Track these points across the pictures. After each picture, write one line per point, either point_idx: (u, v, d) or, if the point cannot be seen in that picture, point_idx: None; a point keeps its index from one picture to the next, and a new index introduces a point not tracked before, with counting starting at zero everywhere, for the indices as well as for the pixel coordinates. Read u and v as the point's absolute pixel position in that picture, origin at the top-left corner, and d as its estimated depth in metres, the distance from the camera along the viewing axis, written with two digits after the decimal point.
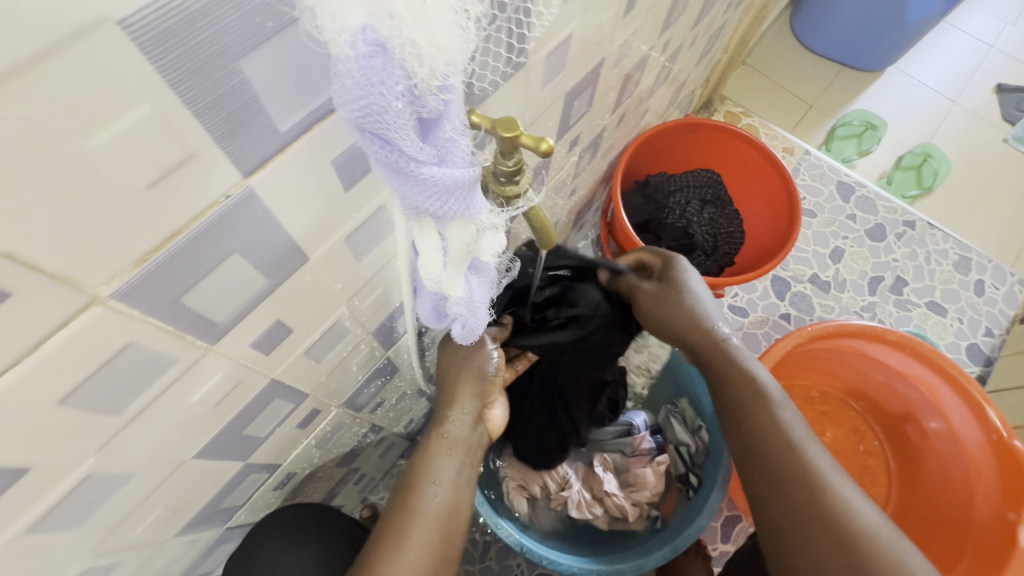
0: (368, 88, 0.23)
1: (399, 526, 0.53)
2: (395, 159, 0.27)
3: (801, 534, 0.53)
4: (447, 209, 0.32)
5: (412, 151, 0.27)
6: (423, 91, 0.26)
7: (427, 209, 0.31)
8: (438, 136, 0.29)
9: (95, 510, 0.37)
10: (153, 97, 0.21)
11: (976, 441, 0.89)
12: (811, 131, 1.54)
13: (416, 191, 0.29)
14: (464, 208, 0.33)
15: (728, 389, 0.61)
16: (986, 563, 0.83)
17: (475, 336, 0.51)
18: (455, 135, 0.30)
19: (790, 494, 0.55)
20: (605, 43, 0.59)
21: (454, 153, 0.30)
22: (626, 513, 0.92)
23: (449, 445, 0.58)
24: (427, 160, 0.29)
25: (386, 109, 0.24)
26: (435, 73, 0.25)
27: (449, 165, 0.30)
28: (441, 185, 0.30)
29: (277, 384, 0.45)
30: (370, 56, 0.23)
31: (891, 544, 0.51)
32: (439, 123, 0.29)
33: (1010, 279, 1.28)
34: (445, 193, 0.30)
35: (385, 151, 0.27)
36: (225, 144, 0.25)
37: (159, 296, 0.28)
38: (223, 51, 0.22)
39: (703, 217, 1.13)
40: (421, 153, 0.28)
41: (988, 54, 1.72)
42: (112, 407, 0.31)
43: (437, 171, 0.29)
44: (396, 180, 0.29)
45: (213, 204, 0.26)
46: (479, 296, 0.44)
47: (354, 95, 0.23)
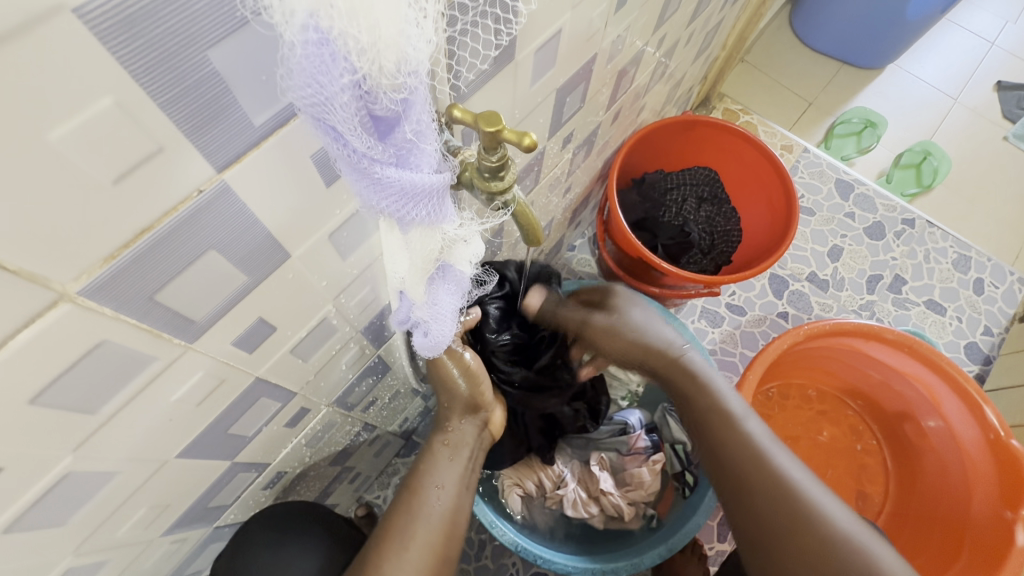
0: (313, 77, 0.23)
1: (398, 528, 0.53)
2: (350, 154, 0.28)
3: (780, 540, 0.53)
4: (405, 211, 0.32)
5: (364, 148, 0.27)
6: (374, 88, 0.25)
7: (387, 209, 0.32)
8: (397, 136, 0.29)
9: (76, 509, 0.37)
10: (114, 87, 0.20)
11: (974, 440, 0.88)
12: (810, 129, 1.53)
13: (372, 189, 0.30)
14: (428, 213, 0.33)
15: (692, 405, 0.63)
16: (983, 561, 0.82)
17: (439, 347, 0.50)
18: (417, 137, 0.30)
19: (766, 502, 0.55)
20: (597, 39, 0.58)
21: (414, 156, 0.30)
22: (621, 512, 0.90)
23: (450, 450, 0.60)
24: (385, 160, 0.29)
25: (332, 101, 0.24)
26: (384, 70, 0.25)
27: (410, 168, 0.30)
28: (399, 186, 0.30)
29: (262, 382, 0.45)
30: (318, 45, 0.23)
31: (863, 541, 0.52)
32: (399, 122, 0.28)
33: (1010, 277, 1.27)
34: (404, 195, 0.31)
35: (338, 145, 0.27)
36: (195, 137, 0.24)
37: (132, 292, 0.27)
38: (189, 41, 0.21)
39: (700, 215, 1.12)
40: (377, 152, 0.28)
41: (989, 51, 1.71)
42: (88, 406, 0.30)
43: (393, 172, 0.29)
44: (354, 175, 0.29)
45: (185, 198, 0.26)
46: (444, 303, 0.45)
47: (299, 85, 0.23)
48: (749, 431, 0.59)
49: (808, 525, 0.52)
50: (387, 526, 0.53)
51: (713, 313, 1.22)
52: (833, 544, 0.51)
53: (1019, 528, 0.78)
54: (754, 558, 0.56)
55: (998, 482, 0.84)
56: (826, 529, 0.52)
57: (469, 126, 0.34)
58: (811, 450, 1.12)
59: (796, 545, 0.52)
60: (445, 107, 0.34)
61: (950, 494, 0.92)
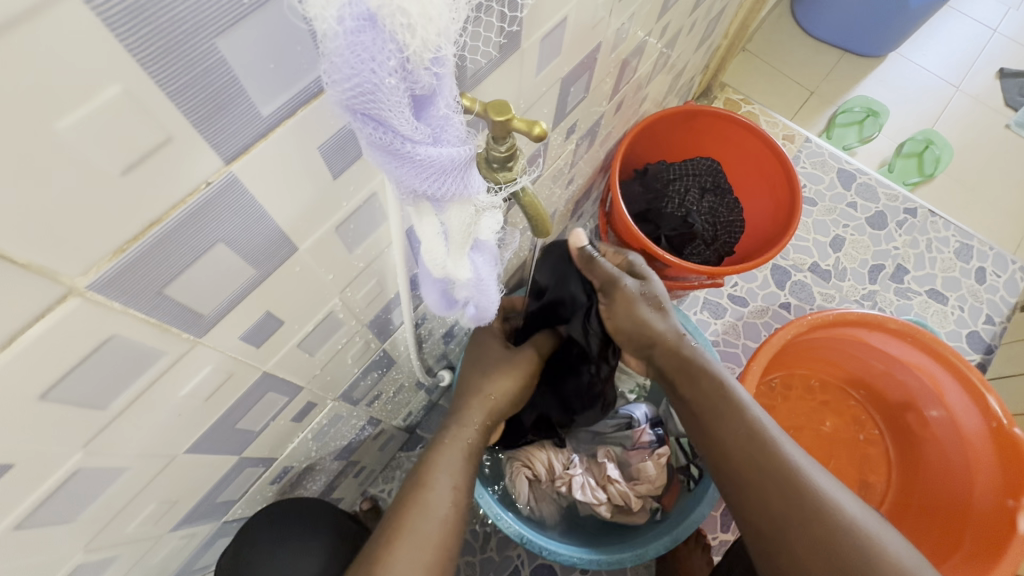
0: (360, 64, 0.23)
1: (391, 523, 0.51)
2: (390, 140, 0.27)
3: (784, 533, 0.53)
4: (445, 189, 0.32)
5: (406, 130, 0.27)
6: (417, 67, 0.25)
7: (426, 190, 0.31)
8: (432, 114, 0.29)
9: (87, 504, 0.37)
10: (123, 75, 0.20)
11: (977, 429, 0.88)
12: (811, 118, 1.52)
13: (413, 171, 0.29)
14: (461, 187, 0.33)
15: (695, 394, 0.61)
16: (983, 548, 0.82)
17: (487, 314, 0.51)
18: (449, 112, 0.29)
19: (768, 493, 0.55)
20: (601, 28, 0.58)
21: (447, 132, 0.30)
22: (629, 502, 0.90)
23: (450, 444, 0.58)
24: (423, 140, 0.29)
25: (380, 86, 0.24)
26: (428, 46, 0.24)
27: (444, 145, 0.30)
28: (438, 164, 0.30)
29: (269, 377, 0.45)
30: (359, 31, 0.23)
31: (872, 531, 0.52)
32: (433, 100, 0.28)
33: (1012, 266, 1.27)
34: (442, 172, 0.31)
35: (378, 132, 0.27)
36: (203, 127, 0.24)
37: (140, 287, 0.27)
38: (196, 28, 0.21)
39: (703, 205, 1.10)
40: (416, 133, 0.28)
41: (991, 38, 1.70)
42: (97, 401, 0.30)
43: (432, 151, 0.29)
44: (392, 161, 0.29)
45: (193, 190, 0.25)
46: (484, 276, 0.44)
47: (344, 74, 0.23)
48: (756, 418, 0.58)
49: (813, 515, 0.53)
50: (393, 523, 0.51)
51: (715, 304, 1.22)
52: (837, 535, 0.52)
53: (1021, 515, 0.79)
54: (762, 553, 0.56)
55: (998, 469, 0.85)
56: (833, 520, 0.52)
57: (478, 115, 0.33)
58: (815, 439, 1.13)
59: (798, 538, 0.53)
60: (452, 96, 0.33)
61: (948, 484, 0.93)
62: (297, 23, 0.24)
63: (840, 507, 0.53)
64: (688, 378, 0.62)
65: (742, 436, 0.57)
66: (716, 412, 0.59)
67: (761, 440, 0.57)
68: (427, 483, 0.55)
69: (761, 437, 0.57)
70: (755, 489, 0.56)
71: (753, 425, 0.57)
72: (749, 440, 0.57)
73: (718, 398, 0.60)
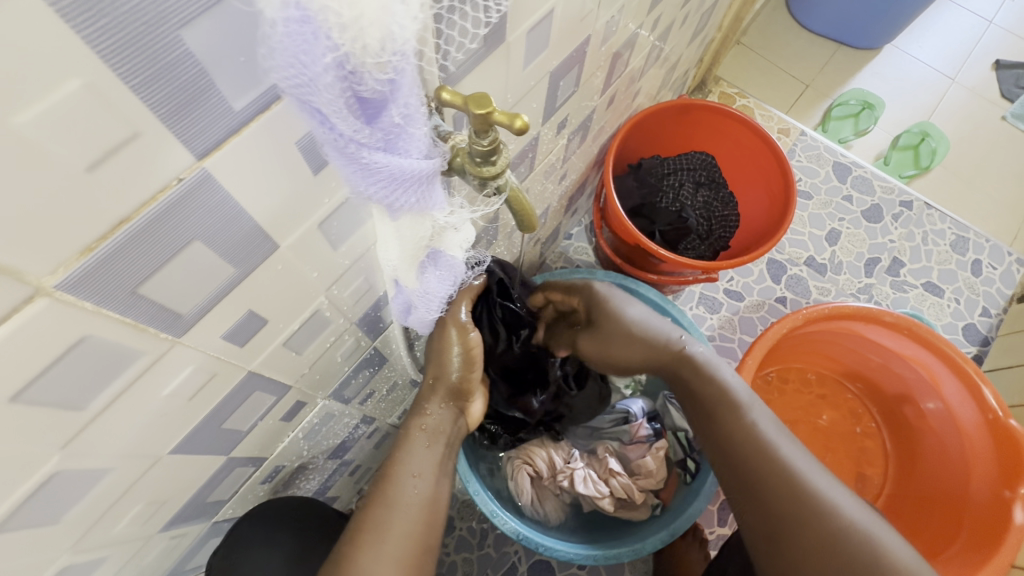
0: (296, 57, 0.23)
1: (376, 519, 0.50)
2: (336, 138, 0.27)
3: (790, 531, 0.53)
4: (395, 199, 0.32)
5: (350, 132, 0.27)
6: (359, 68, 0.25)
7: (375, 195, 0.32)
8: (386, 120, 0.28)
9: (69, 506, 0.37)
10: (84, 67, 0.19)
11: (973, 420, 0.89)
12: (807, 111, 1.51)
13: (360, 172, 0.29)
14: (418, 201, 0.33)
15: (700, 396, 0.63)
16: (983, 539, 0.82)
17: (426, 324, 0.52)
18: (403, 123, 0.28)
19: (771, 494, 0.55)
20: (590, 20, 0.57)
21: (403, 141, 0.29)
22: (632, 495, 0.90)
23: (428, 436, 0.56)
24: (371, 145, 0.28)
25: (316, 82, 0.24)
26: (367, 50, 0.24)
27: (397, 154, 0.30)
28: (387, 171, 0.30)
29: (255, 376, 0.44)
30: (301, 22, 0.22)
31: (873, 531, 0.52)
32: (386, 106, 0.28)
33: (1008, 258, 1.27)
34: (391, 181, 0.31)
35: (324, 128, 0.27)
36: (172, 122, 0.23)
37: (112, 286, 0.26)
38: (159, 20, 0.20)
39: (697, 200, 1.11)
40: (363, 135, 0.28)
41: (987, 30, 1.69)
42: (73, 403, 0.30)
43: (380, 157, 0.29)
44: (341, 160, 0.29)
45: (165, 187, 0.25)
46: (435, 290, 0.45)
47: (281, 64, 0.23)
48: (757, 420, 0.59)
49: (815, 515, 0.52)
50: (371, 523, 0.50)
51: (711, 299, 1.21)
52: (838, 535, 0.51)
53: (1017, 506, 0.79)
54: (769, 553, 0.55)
55: (995, 462, 0.85)
56: (834, 521, 0.52)
57: (459, 109, 0.33)
58: (812, 433, 1.12)
59: (805, 537, 0.52)
60: (433, 89, 0.33)
61: (945, 478, 0.93)
62: (244, 9, 0.22)
63: (841, 508, 0.53)
64: (689, 383, 0.64)
65: (745, 433, 0.59)
66: (720, 414, 0.61)
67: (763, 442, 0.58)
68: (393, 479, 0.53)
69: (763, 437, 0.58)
70: (758, 487, 0.56)
71: (753, 424, 0.59)
72: (753, 437, 0.58)
73: (721, 398, 0.61)
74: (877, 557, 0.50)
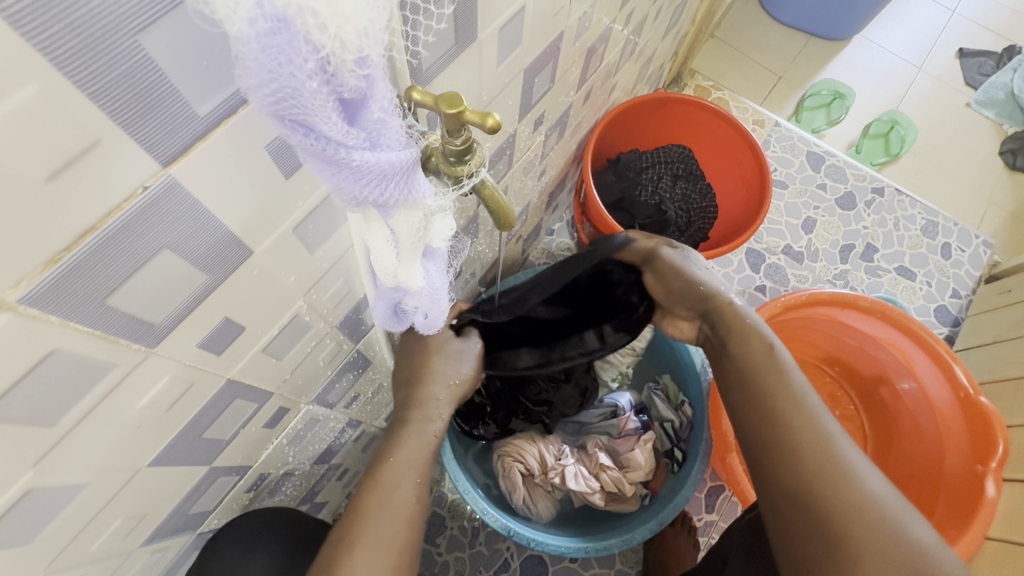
0: (274, 68, 0.22)
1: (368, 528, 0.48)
2: (321, 147, 0.26)
3: (805, 504, 0.48)
4: (388, 194, 0.31)
5: (338, 137, 0.26)
6: (339, 69, 0.24)
7: (368, 196, 0.31)
8: (366, 118, 0.28)
9: (44, 524, 0.36)
10: (37, 75, 0.19)
11: (947, 399, 0.92)
12: (780, 102, 1.54)
13: (352, 178, 0.29)
14: (405, 193, 0.33)
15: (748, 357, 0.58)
16: (958, 512, 0.85)
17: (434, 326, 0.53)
18: (385, 116, 0.28)
19: (797, 462, 0.50)
20: (562, 16, 0.57)
21: (385, 136, 0.29)
22: (622, 488, 0.91)
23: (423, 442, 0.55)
24: (357, 146, 0.28)
25: (302, 90, 0.23)
26: (347, 47, 0.23)
27: (382, 149, 0.29)
28: (377, 169, 0.29)
29: (235, 383, 0.44)
30: (272, 34, 0.22)
31: (894, 513, 0.47)
32: (365, 103, 0.28)
33: (976, 240, 1.31)
34: (382, 178, 0.30)
35: (307, 139, 0.26)
36: (133, 129, 0.23)
37: (80, 297, 0.26)
38: (115, 24, 0.20)
39: (676, 192, 1.13)
40: (350, 138, 0.27)
41: (951, 19, 1.73)
42: (46, 418, 0.29)
43: (369, 156, 0.28)
44: (324, 167, 0.28)
45: (129, 196, 0.24)
46: (436, 286, 0.45)
47: (260, 79, 0.22)
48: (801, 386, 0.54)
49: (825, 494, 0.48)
50: (356, 519, 0.48)
51: None
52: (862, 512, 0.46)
53: (988, 479, 0.82)
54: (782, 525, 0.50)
55: (969, 438, 0.88)
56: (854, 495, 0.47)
57: (430, 109, 0.33)
58: None
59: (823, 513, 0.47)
60: (404, 89, 0.33)
61: (924, 451, 0.96)
62: (210, 29, 0.22)
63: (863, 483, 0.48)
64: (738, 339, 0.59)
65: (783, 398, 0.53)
66: (736, 396, 0.57)
67: (775, 423, 0.52)
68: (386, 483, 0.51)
69: (775, 415, 0.53)
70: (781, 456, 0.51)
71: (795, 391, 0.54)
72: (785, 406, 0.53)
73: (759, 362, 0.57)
74: (893, 541, 0.45)
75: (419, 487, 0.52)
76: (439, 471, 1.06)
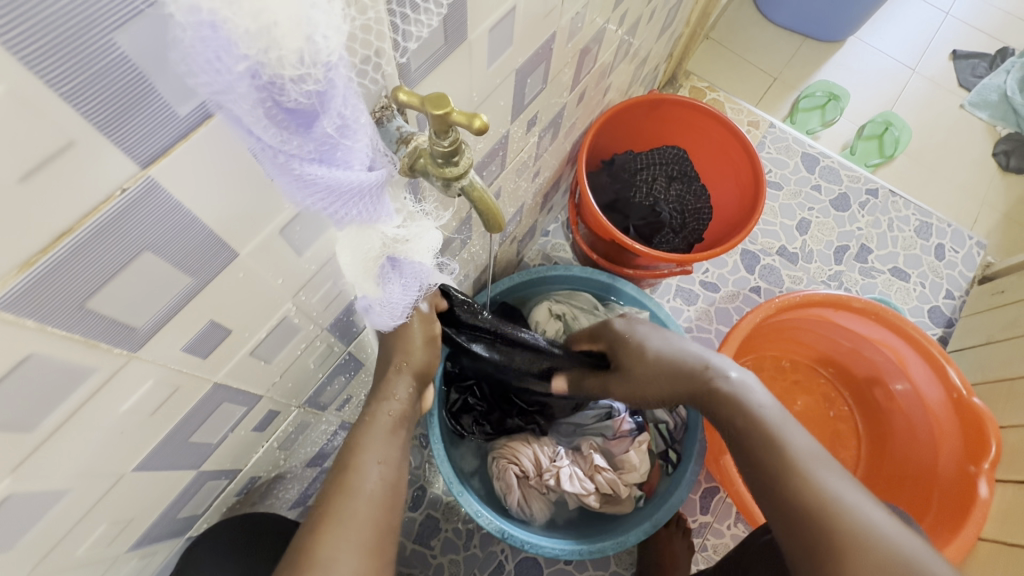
0: (208, 65, 0.22)
1: (339, 510, 0.47)
2: (260, 147, 0.27)
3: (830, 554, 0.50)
4: (332, 203, 0.31)
5: (274, 142, 0.26)
6: (277, 79, 0.24)
7: (312, 203, 0.31)
8: (318, 131, 0.27)
9: (24, 531, 0.35)
10: (6, 74, 0.18)
11: (939, 399, 0.92)
12: (775, 104, 1.54)
13: (295, 183, 0.29)
14: (357, 205, 0.33)
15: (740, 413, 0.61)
16: (952, 513, 0.85)
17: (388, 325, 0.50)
18: (335, 132, 0.28)
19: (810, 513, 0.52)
20: (555, 17, 0.57)
21: (338, 150, 0.29)
22: (617, 490, 0.90)
23: None
24: (302, 154, 0.28)
25: (234, 92, 0.23)
26: (284, 61, 0.23)
27: (332, 162, 0.29)
28: (321, 181, 0.29)
29: (223, 387, 0.43)
30: (208, 31, 0.21)
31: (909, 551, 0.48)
32: (317, 116, 0.26)
33: (969, 241, 1.32)
34: (328, 189, 0.30)
35: (252, 138, 0.26)
36: (110, 129, 0.22)
37: (59, 301, 0.25)
38: (89, 23, 0.19)
39: (670, 194, 1.13)
40: (293, 145, 0.27)
41: (944, 21, 1.74)
42: (24, 423, 0.28)
43: (312, 168, 0.28)
44: (274, 169, 0.28)
45: (107, 198, 0.24)
46: (397, 296, 0.44)
47: (194, 74, 0.22)
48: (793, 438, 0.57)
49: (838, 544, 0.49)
50: (325, 506, 0.48)
51: (688, 291, 1.23)
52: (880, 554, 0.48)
53: (982, 480, 0.83)
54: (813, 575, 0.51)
55: (962, 438, 0.89)
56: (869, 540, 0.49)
57: (417, 110, 0.33)
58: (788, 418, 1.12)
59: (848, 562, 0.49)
60: (391, 90, 0.33)
61: (917, 449, 0.97)
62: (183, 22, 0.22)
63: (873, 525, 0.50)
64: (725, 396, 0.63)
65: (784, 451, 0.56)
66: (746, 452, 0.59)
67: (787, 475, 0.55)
68: (355, 465, 0.51)
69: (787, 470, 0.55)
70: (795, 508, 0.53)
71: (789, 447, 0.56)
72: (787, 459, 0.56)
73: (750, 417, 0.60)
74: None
75: (399, 481, 0.52)
76: (433, 473, 1.06)
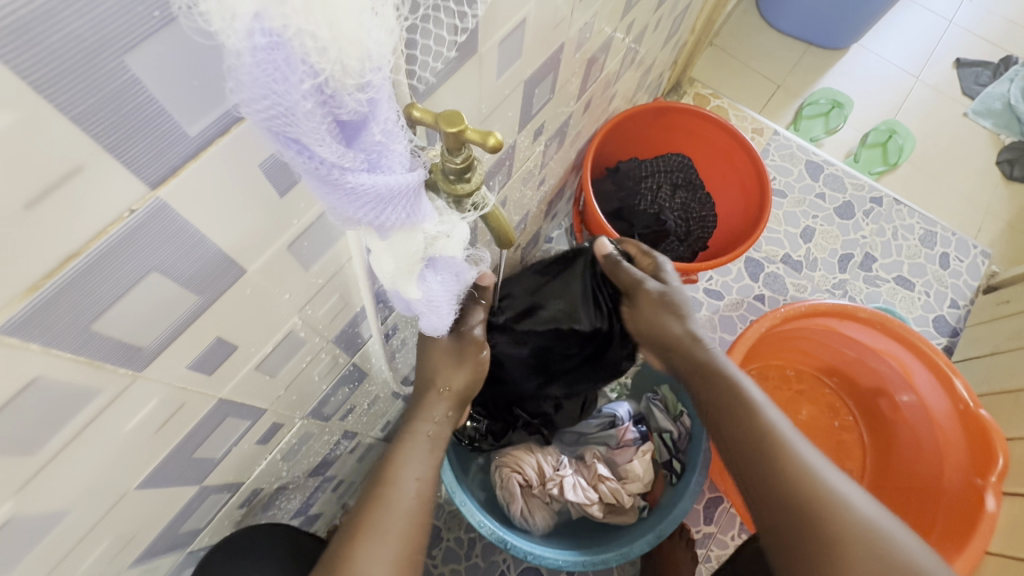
0: (268, 87, 0.21)
1: (375, 524, 0.48)
2: (316, 166, 0.26)
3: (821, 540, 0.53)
4: (382, 214, 0.30)
5: (332, 157, 0.25)
6: (338, 91, 0.23)
7: (365, 217, 0.30)
8: (366, 139, 0.27)
9: (24, 552, 0.34)
10: (14, 99, 0.18)
11: (945, 411, 0.92)
12: (778, 112, 1.53)
13: (346, 200, 0.28)
14: (406, 214, 0.32)
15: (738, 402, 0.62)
16: (958, 528, 0.84)
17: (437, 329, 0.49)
18: (386, 139, 0.27)
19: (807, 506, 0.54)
20: (564, 27, 0.56)
21: (386, 158, 0.28)
22: (621, 500, 0.90)
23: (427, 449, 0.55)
24: (354, 166, 0.27)
25: (295, 111, 0.23)
26: (348, 70, 0.23)
27: (382, 171, 0.28)
28: (374, 191, 0.28)
29: (226, 403, 0.43)
30: (270, 49, 0.20)
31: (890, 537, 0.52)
32: (366, 124, 0.26)
33: (974, 250, 1.31)
34: (380, 200, 0.29)
35: (303, 158, 0.25)
36: (118, 152, 0.22)
37: (63, 325, 0.25)
38: (102, 45, 0.19)
39: (676, 202, 1.12)
40: (345, 159, 0.26)
41: (947, 29, 1.74)
42: (29, 445, 0.28)
43: (366, 178, 0.27)
44: (322, 187, 0.27)
45: (115, 220, 0.23)
46: (439, 295, 0.43)
47: (253, 97, 0.21)
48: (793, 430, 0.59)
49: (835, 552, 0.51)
50: (360, 517, 0.49)
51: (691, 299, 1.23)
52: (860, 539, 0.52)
53: (989, 493, 0.82)
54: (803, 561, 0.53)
55: (968, 450, 0.88)
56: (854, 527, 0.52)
57: (430, 126, 0.32)
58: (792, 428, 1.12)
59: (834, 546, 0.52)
60: (403, 107, 0.32)
61: (923, 462, 0.96)
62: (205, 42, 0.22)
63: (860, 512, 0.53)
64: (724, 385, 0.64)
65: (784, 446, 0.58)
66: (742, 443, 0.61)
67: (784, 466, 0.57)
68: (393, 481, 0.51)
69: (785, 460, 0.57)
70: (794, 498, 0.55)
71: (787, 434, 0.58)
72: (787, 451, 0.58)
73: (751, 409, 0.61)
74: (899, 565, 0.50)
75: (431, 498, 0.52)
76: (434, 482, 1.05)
